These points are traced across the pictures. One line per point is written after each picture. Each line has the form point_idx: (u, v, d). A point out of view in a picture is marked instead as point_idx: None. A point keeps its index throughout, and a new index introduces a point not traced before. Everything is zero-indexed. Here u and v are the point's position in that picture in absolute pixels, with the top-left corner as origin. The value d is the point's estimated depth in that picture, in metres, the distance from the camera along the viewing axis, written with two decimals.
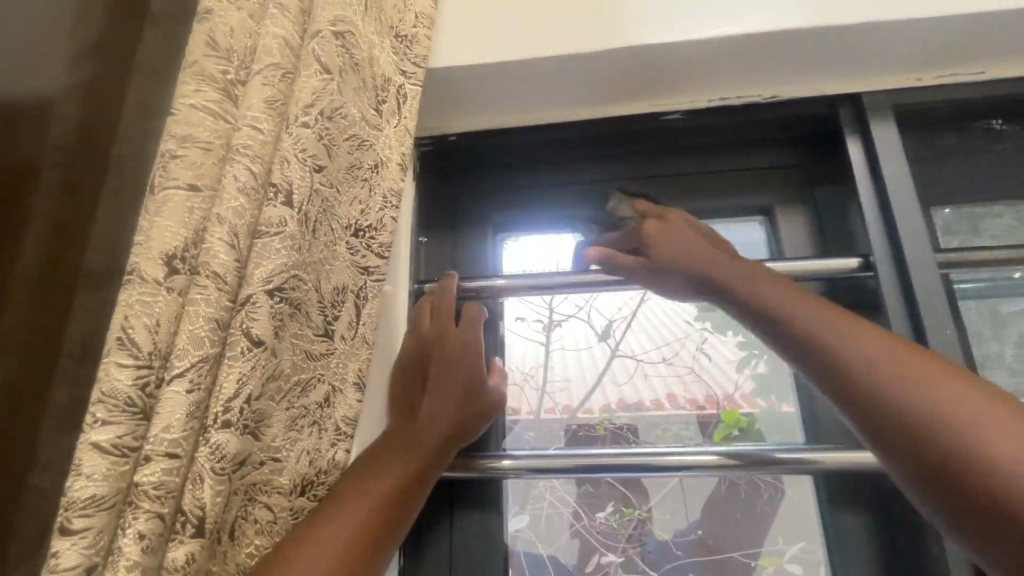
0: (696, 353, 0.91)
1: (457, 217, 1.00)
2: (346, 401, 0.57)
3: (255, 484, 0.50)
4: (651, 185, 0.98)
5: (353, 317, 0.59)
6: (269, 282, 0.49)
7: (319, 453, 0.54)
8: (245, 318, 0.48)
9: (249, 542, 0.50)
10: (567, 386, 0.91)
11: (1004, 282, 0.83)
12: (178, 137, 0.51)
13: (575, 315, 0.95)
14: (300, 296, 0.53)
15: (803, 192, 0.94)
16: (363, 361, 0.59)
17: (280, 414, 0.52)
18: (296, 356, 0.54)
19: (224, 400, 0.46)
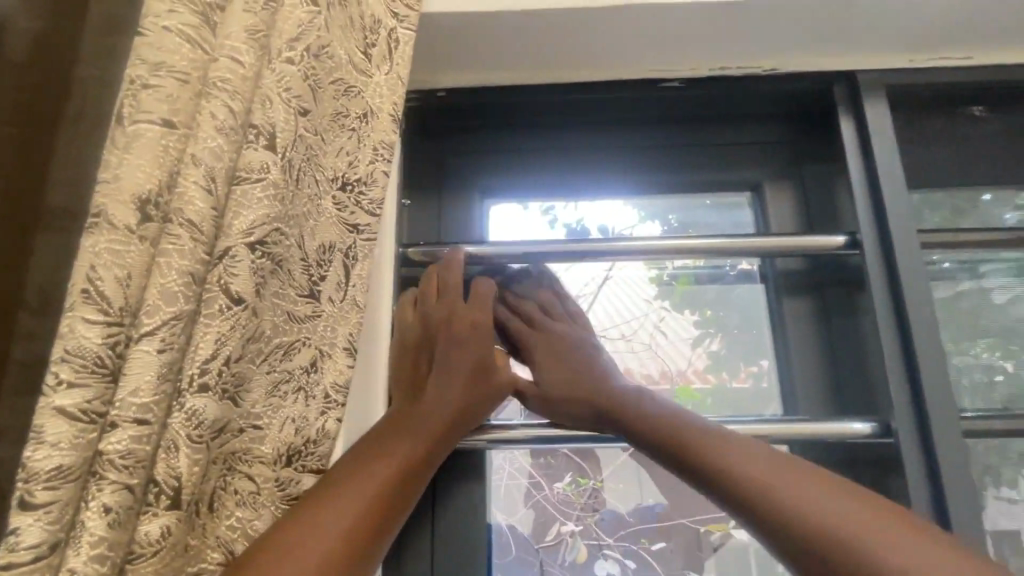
0: (654, 331, 0.90)
1: (441, 178, 0.95)
2: (335, 366, 0.52)
3: (235, 454, 0.47)
4: (640, 155, 0.96)
5: (340, 278, 0.53)
6: (250, 233, 0.44)
7: (306, 423, 0.50)
8: (223, 273, 0.43)
9: (229, 514, 0.46)
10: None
11: (977, 265, 0.85)
12: (150, 64, 0.45)
13: None
14: (282, 252, 0.48)
15: (793, 168, 0.94)
16: (354, 326, 0.53)
17: (261, 379, 0.48)
18: (276, 316, 0.49)
19: (201, 361, 0.42)
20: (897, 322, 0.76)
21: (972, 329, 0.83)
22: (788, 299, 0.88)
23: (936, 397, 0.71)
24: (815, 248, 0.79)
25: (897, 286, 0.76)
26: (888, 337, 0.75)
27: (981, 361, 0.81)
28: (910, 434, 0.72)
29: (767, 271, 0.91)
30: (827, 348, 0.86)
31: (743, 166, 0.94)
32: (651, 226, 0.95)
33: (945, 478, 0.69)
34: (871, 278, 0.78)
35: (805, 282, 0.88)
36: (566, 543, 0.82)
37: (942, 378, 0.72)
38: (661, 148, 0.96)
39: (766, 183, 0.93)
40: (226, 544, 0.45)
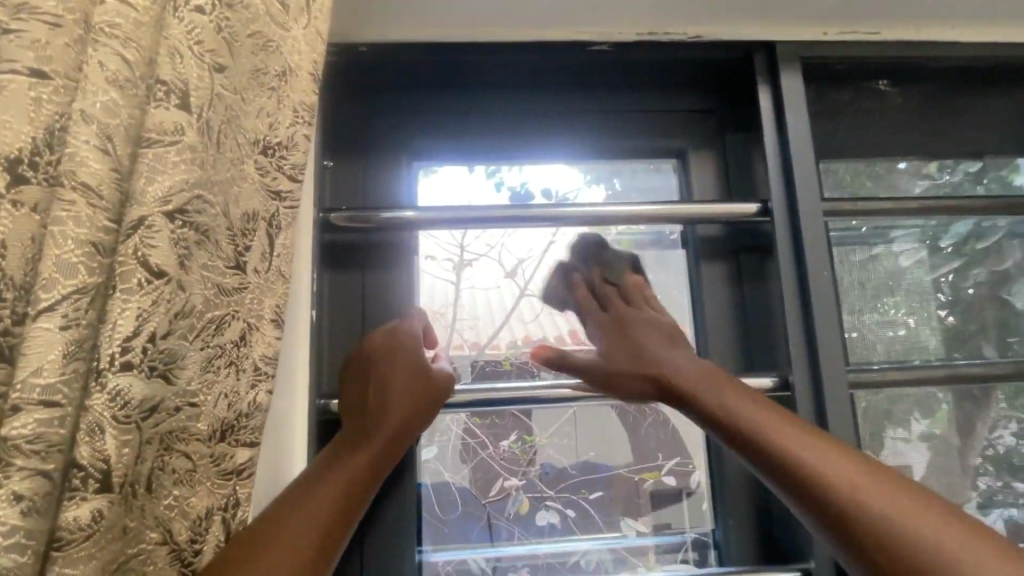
0: None
1: (368, 140, 0.92)
2: (264, 339, 0.52)
3: (172, 433, 0.44)
4: (571, 121, 0.97)
5: (265, 249, 0.52)
6: (166, 203, 0.41)
7: (239, 396, 0.49)
8: (140, 245, 0.40)
9: (168, 493, 0.44)
10: (477, 318, 0.91)
11: (875, 236, 0.94)
12: (12, 5, 0.40)
13: (485, 255, 0.93)
14: (207, 221, 0.45)
15: (716, 136, 0.98)
16: (280, 297, 0.53)
17: (195, 355, 0.44)
18: (207, 289, 0.46)
19: (121, 340, 0.39)
20: (799, 284, 0.83)
21: (860, 289, 0.92)
22: (705, 262, 0.93)
23: (828, 352, 0.80)
24: (733, 217, 0.85)
25: (801, 249, 0.83)
26: (791, 299, 0.83)
27: (866, 319, 0.90)
28: (806, 385, 0.80)
29: (695, 235, 0.94)
30: (738, 306, 0.93)
31: (669, 135, 0.97)
32: (595, 192, 0.98)
33: (831, 423, 0.78)
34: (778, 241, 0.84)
35: (719, 248, 0.94)
36: (512, 495, 0.87)
37: (833, 333, 0.80)
38: (593, 115, 0.97)
39: (689, 151, 0.97)
40: (164, 523, 0.44)
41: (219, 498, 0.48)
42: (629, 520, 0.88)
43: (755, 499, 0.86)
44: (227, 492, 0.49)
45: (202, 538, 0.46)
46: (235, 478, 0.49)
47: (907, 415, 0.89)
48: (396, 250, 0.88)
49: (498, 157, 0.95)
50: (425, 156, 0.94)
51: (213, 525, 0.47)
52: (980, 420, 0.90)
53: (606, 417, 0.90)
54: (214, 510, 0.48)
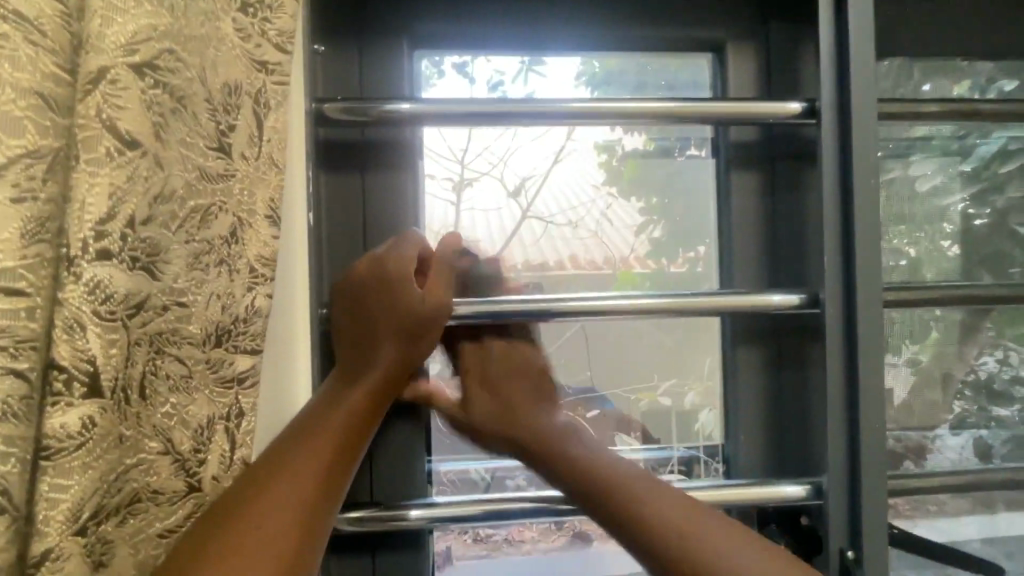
0: (601, 219, 0.84)
1: (366, 19, 0.81)
2: (257, 238, 0.44)
3: (160, 335, 0.39)
4: (597, 7, 0.84)
5: (252, 130, 0.43)
6: (130, 51, 0.34)
7: (233, 299, 0.43)
8: (103, 103, 0.33)
9: (164, 401, 0.41)
10: (477, 240, 0.82)
11: (940, 141, 0.80)
12: None
13: (488, 173, 0.82)
14: (180, 84, 0.38)
15: (758, 25, 0.87)
16: (275, 190, 0.45)
17: (179, 250, 0.39)
18: (188, 172, 0.39)
19: (92, 224, 0.33)
20: (841, 192, 0.72)
21: (915, 209, 0.80)
22: (736, 171, 0.84)
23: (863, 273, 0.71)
24: (769, 114, 0.74)
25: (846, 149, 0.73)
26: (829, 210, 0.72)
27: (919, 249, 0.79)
28: (835, 300, 0.72)
29: (723, 141, 0.85)
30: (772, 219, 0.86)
31: (709, 21, 0.86)
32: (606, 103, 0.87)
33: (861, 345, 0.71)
34: (825, 140, 0.73)
35: (756, 153, 0.85)
36: None
37: (874, 252, 0.71)
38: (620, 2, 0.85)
39: (731, 41, 0.86)
40: (164, 433, 0.41)
41: (221, 408, 0.43)
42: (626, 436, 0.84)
43: (767, 420, 0.84)
44: (231, 401, 0.44)
45: (206, 449, 0.43)
46: (236, 387, 0.44)
47: (898, 341, 0.79)
48: (398, 155, 0.80)
49: (500, 47, 0.84)
50: (430, 44, 0.83)
51: (217, 435, 0.43)
52: (965, 347, 0.80)
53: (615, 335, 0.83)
54: (216, 420, 0.43)
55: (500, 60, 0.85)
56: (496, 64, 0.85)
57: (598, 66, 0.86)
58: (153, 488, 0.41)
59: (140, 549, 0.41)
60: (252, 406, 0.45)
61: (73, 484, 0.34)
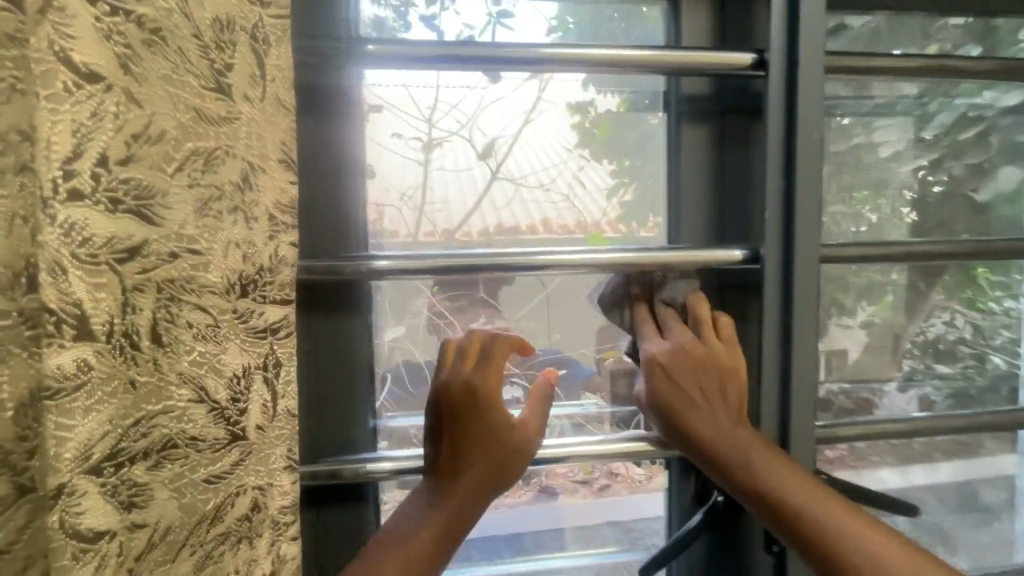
0: (572, 180, 0.67)
1: None
2: (273, 184, 0.39)
3: (173, 282, 0.36)
4: None
5: (252, 70, 0.37)
6: None
7: (254, 248, 0.38)
8: (56, 32, 0.31)
9: (189, 348, 0.37)
10: (444, 202, 0.65)
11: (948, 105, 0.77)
12: None
13: (455, 133, 0.65)
14: (149, 11, 0.34)
15: None
16: (286, 133, 0.39)
17: (182, 194, 0.35)
18: (180, 113, 0.35)
19: (61, 162, 0.31)
20: (784, 148, 0.58)
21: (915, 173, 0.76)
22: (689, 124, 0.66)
23: (802, 239, 0.58)
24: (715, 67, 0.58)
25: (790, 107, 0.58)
26: (772, 158, 0.58)
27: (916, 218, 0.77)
28: (775, 266, 0.59)
29: (712, 93, 0.67)
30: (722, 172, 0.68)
31: None
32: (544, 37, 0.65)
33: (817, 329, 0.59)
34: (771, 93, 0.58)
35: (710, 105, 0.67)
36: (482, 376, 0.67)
37: (813, 217, 0.58)
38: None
39: None
40: (194, 380, 0.37)
41: (255, 357, 0.39)
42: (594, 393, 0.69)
43: None
44: (265, 352, 0.39)
45: (244, 399, 0.39)
46: (271, 337, 0.39)
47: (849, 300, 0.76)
48: (340, 98, 0.61)
49: None
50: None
51: (255, 384, 0.39)
52: (912, 313, 0.77)
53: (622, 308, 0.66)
54: (253, 369, 0.39)
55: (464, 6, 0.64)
56: (466, 17, 0.64)
57: (572, 21, 0.66)
58: (190, 434, 0.38)
59: (185, 493, 0.37)
60: (289, 356, 0.40)
61: (76, 430, 0.33)
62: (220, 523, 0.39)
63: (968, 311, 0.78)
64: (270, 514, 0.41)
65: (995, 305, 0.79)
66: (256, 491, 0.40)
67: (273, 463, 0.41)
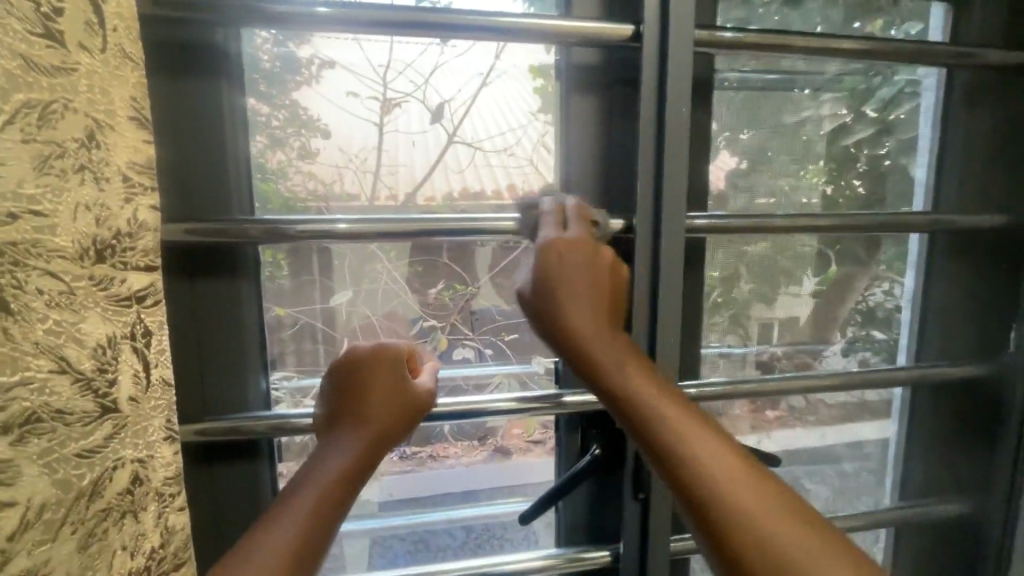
0: (537, 146, 0.68)
1: None
2: (125, 144, 0.38)
3: (18, 245, 0.34)
4: None
5: (89, 15, 0.36)
6: None
7: (108, 211, 0.38)
8: None
9: (43, 318, 0.36)
10: (397, 164, 0.65)
11: (884, 83, 0.75)
12: None
13: (411, 96, 0.64)
14: None
15: None
16: (135, 87, 0.39)
17: (16, 148, 0.33)
18: (4, 59, 0.32)
19: None
20: (656, 121, 0.60)
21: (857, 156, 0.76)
22: (575, 91, 0.66)
23: (669, 211, 0.60)
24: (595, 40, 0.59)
25: (660, 87, 0.59)
26: (642, 129, 0.60)
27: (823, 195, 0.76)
28: (646, 239, 0.62)
29: (615, 58, 0.66)
30: (610, 147, 0.68)
31: None
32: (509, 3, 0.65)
33: (670, 293, 0.62)
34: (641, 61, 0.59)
35: (605, 78, 0.67)
36: (436, 339, 0.69)
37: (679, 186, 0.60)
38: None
39: None
40: (54, 350, 0.36)
41: (121, 326, 0.40)
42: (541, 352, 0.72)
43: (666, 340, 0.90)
44: (131, 320, 0.40)
45: (113, 369, 0.39)
46: (136, 305, 0.40)
47: (797, 268, 0.76)
48: (227, 59, 0.59)
49: None
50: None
51: (123, 354, 0.40)
52: (859, 280, 0.78)
53: None
54: (120, 339, 0.40)
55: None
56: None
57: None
58: (56, 407, 0.37)
59: (57, 469, 0.37)
60: (155, 323, 0.42)
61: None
62: (98, 500, 0.39)
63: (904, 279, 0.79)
64: (153, 486, 0.43)
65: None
66: (135, 464, 0.41)
67: (152, 435, 0.43)
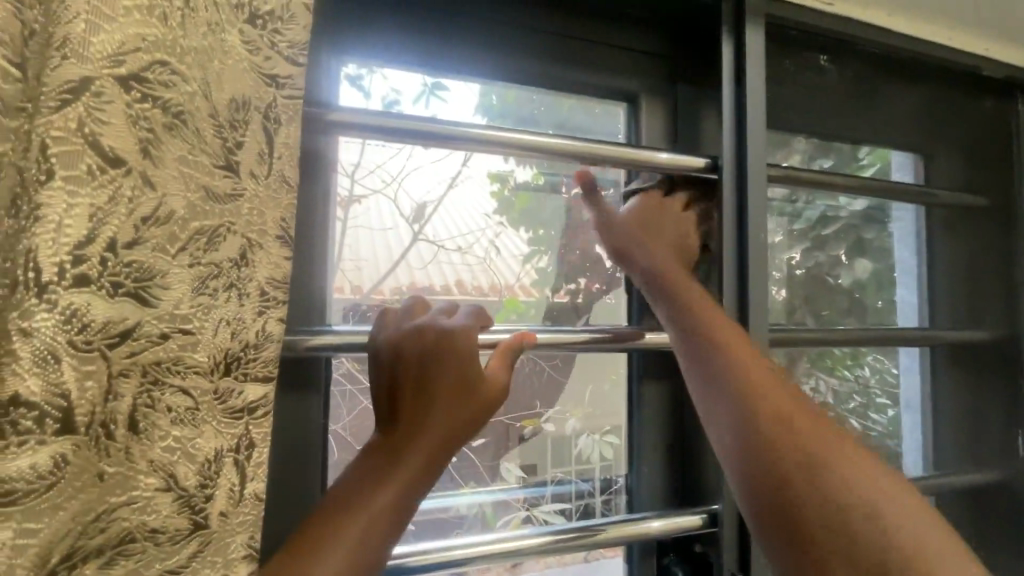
0: (489, 249, 0.72)
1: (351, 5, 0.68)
2: (268, 261, 0.39)
3: (157, 364, 0.34)
4: (554, 53, 0.78)
5: (261, 148, 0.38)
6: (117, 59, 0.33)
7: (244, 324, 0.37)
8: (85, 117, 0.32)
9: (164, 435, 0.35)
10: (359, 260, 0.66)
11: (861, 224, 0.93)
12: None
13: (380, 191, 0.67)
14: (177, 96, 0.35)
15: (666, 86, 0.83)
16: (286, 210, 0.39)
17: (181, 274, 0.35)
18: (190, 192, 0.35)
19: (71, 248, 0.31)
20: (738, 251, 0.70)
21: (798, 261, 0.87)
22: None
23: (756, 333, 0.69)
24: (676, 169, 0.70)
25: (744, 226, 0.70)
26: (728, 257, 0.69)
27: (811, 314, 0.88)
28: None
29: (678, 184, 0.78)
30: None
31: (620, 74, 0.80)
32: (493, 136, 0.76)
33: None
34: (725, 198, 0.70)
35: None
36: None
37: (764, 306, 0.69)
38: (535, 34, 0.77)
39: (642, 97, 0.81)
40: (166, 467, 0.35)
41: (229, 438, 0.36)
42: (511, 466, 0.74)
43: (668, 438, 0.78)
44: (239, 432, 0.37)
45: (213, 484, 0.36)
46: (247, 416, 0.37)
47: (817, 370, 0.85)
48: (325, 167, 0.63)
49: (459, 74, 0.74)
50: (352, 53, 0.69)
51: (225, 468, 0.36)
52: (789, 378, 0.83)
53: (526, 371, 0.74)
54: (226, 452, 0.36)
55: (397, 78, 0.72)
56: (393, 82, 0.72)
57: (497, 99, 0.77)
58: (151, 527, 0.34)
59: None
60: (263, 436, 0.38)
61: (45, 526, 0.31)
62: None
63: (828, 377, 0.86)
64: None
65: (848, 372, 0.88)
66: None
67: (233, 553, 0.37)
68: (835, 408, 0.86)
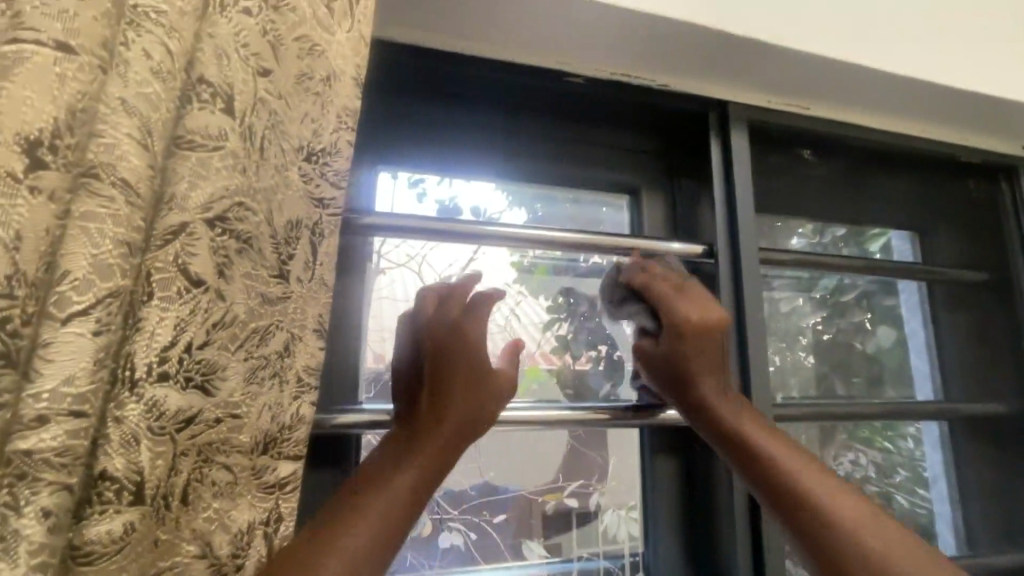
0: (510, 315, 0.79)
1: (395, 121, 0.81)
2: (307, 349, 0.48)
3: (209, 444, 0.41)
4: (560, 154, 0.88)
5: (308, 257, 0.48)
6: (208, 209, 0.40)
7: (281, 408, 0.45)
8: (180, 253, 0.39)
9: (207, 506, 0.40)
10: (383, 331, 0.73)
11: (869, 300, 0.97)
12: None
13: (405, 264, 0.76)
14: (250, 229, 0.43)
15: (661, 179, 0.92)
16: (323, 307, 0.49)
17: (237, 367, 0.42)
18: (251, 299, 0.44)
19: (160, 349, 0.38)
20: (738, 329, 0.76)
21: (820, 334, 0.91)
22: None
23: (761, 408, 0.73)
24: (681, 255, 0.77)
25: (739, 305, 0.76)
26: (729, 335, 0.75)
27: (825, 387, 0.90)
28: None
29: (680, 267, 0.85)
30: None
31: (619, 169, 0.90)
32: (517, 214, 0.87)
33: None
34: (720, 278, 0.77)
35: None
36: None
37: (765, 381, 0.74)
38: (546, 139, 0.88)
39: (642, 189, 0.90)
40: (205, 536, 0.40)
41: (261, 512, 0.43)
42: (534, 545, 0.76)
43: (684, 512, 0.80)
44: (270, 506, 0.43)
45: (244, 554, 0.41)
46: (278, 492, 0.44)
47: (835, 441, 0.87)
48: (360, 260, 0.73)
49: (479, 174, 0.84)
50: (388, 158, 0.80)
51: (255, 540, 0.42)
52: (828, 447, 0.87)
53: (548, 446, 0.78)
54: (256, 524, 0.42)
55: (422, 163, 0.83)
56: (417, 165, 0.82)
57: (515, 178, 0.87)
58: None
59: None
60: (290, 511, 0.45)
61: None
62: None
63: (868, 449, 0.89)
64: None
65: (889, 443, 0.91)
66: None
67: None
68: (880, 480, 0.89)
